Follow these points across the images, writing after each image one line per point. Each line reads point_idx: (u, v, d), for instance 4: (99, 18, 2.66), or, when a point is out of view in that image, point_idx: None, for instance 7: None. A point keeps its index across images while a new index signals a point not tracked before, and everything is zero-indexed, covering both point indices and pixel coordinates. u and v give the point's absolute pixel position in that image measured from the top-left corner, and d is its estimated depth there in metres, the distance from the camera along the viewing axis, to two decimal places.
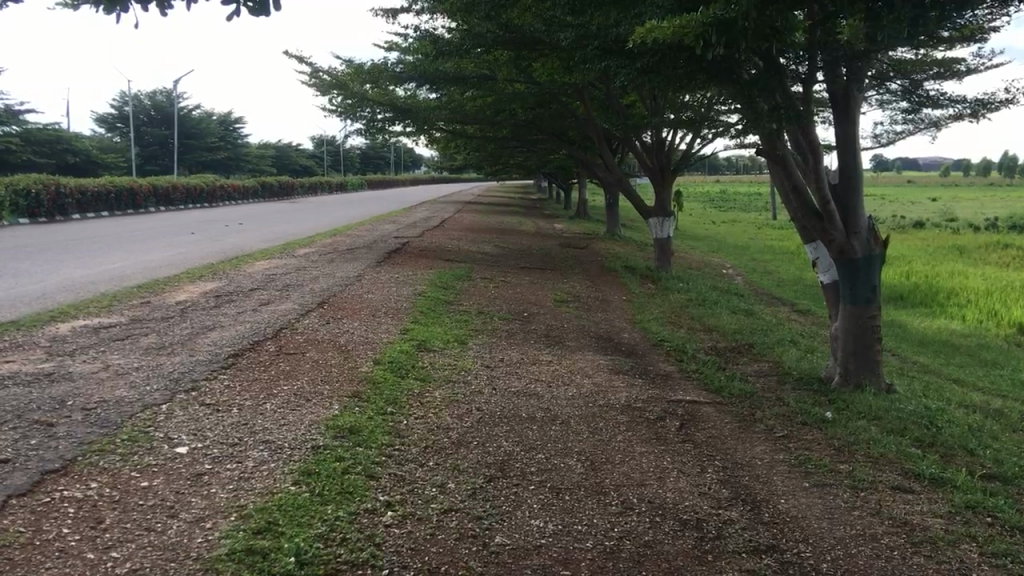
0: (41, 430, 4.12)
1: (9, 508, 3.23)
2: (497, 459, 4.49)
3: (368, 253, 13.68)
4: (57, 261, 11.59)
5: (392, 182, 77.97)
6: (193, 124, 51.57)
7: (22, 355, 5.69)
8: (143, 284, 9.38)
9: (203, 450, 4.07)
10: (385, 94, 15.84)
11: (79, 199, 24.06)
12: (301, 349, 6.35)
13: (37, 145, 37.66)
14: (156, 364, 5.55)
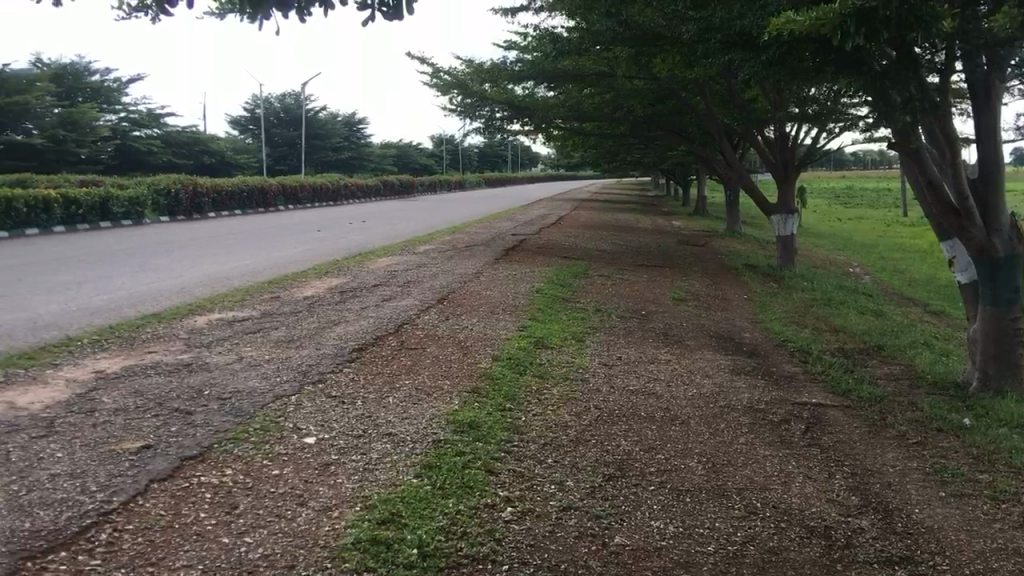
0: (180, 418, 4.32)
1: (152, 492, 3.40)
2: (616, 458, 4.45)
3: (487, 250, 13.84)
4: (197, 257, 12.17)
5: (510, 179, 78.50)
6: (321, 124, 53.38)
7: (164, 345, 5.99)
8: (273, 279, 9.71)
9: (330, 441, 4.19)
10: (504, 92, 15.97)
11: (215, 198, 25.20)
12: (421, 344, 6.47)
13: (176, 147, 39.72)
14: (285, 357, 5.76)
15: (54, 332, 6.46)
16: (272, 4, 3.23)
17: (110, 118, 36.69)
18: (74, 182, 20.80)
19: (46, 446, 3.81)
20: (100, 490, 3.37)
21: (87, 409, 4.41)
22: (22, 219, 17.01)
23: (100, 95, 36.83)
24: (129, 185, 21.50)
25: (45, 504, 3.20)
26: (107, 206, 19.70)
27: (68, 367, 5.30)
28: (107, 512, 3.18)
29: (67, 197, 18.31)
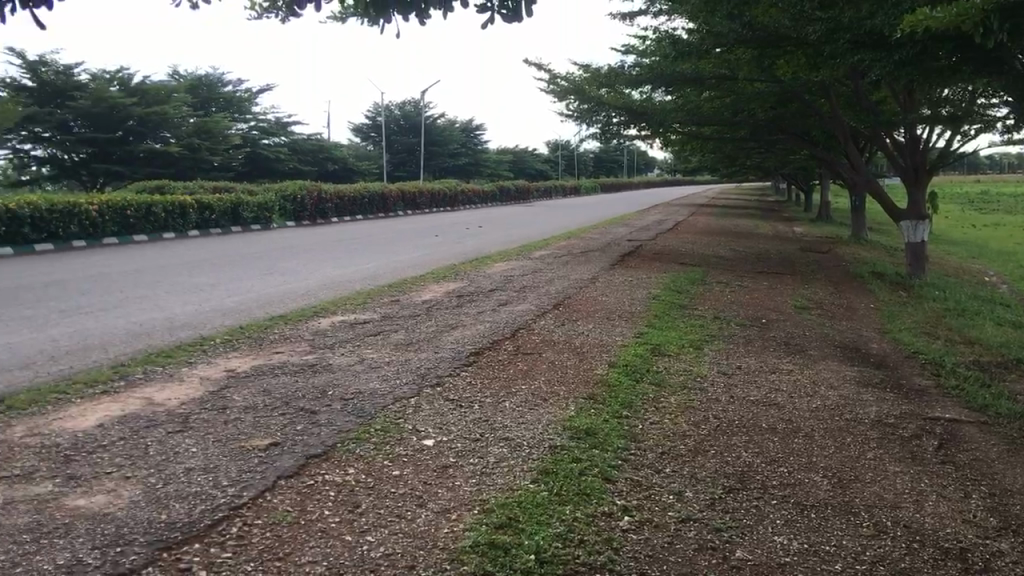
0: (306, 417, 4.45)
1: (278, 489, 3.50)
2: (736, 470, 4.35)
3: (603, 255, 13.77)
4: (322, 261, 12.56)
5: (626, 184, 77.95)
6: (439, 131, 54.32)
7: (291, 346, 6.20)
8: (394, 283, 9.91)
9: (448, 443, 4.24)
10: (621, 97, 15.87)
11: (338, 203, 25.94)
12: (537, 349, 6.47)
13: (302, 154, 41.08)
14: (404, 360, 5.85)
15: (188, 332, 6.76)
16: (393, 7, 3.41)
17: (241, 126, 38.27)
18: (208, 188, 21.76)
19: (182, 441, 3.98)
20: (230, 485, 3.50)
21: (219, 406, 4.59)
22: (160, 223, 17.89)
23: (232, 105, 38.46)
24: (258, 192, 22.35)
25: (181, 497, 3.34)
26: (237, 211, 20.53)
27: (202, 366, 5.53)
28: (238, 506, 3.31)
29: (201, 203, 19.18)
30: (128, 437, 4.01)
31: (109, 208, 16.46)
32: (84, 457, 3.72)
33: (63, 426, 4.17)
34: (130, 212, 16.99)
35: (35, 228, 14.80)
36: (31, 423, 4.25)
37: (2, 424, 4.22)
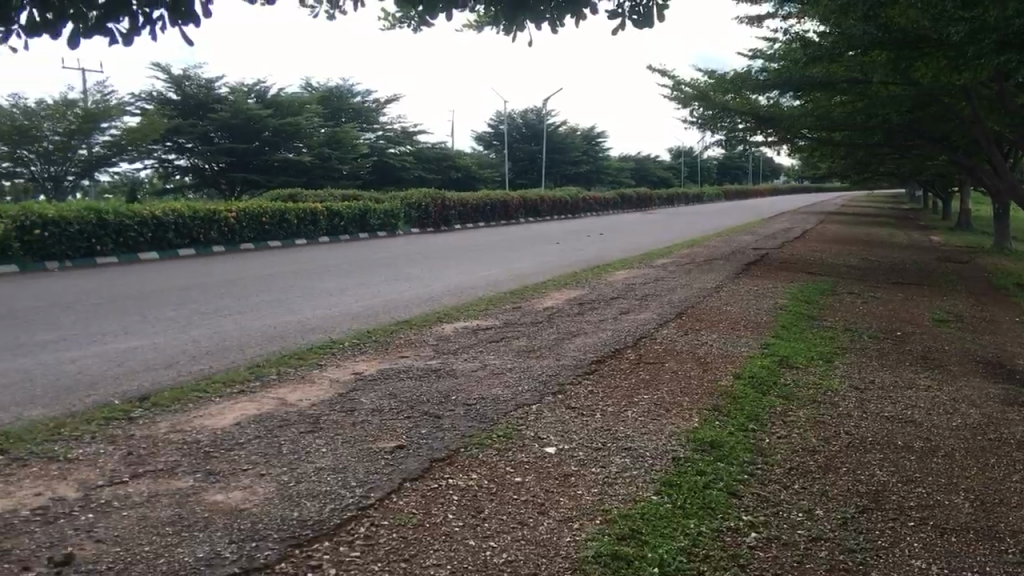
0: (430, 421, 4.52)
1: (404, 491, 3.57)
2: (870, 489, 4.17)
3: (727, 264, 13.48)
4: (447, 267, 12.77)
5: (751, 192, 76.21)
6: (561, 139, 54.48)
7: (416, 351, 6.31)
8: (515, 290, 9.97)
9: (570, 452, 4.23)
10: (747, 103, 15.53)
11: (461, 211, 26.34)
12: (660, 359, 6.38)
13: (427, 163, 41.91)
14: (527, 367, 5.87)
15: (319, 335, 6.99)
16: (525, 15, 3.57)
17: (369, 136, 39.38)
18: (337, 196, 22.46)
19: (313, 441, 4.10)
20: (358, 485, 3.59)
21: (348, 408, 4.72)
22: (293, 229, 18.56)
23: (360, 115, 39.63)
24: (385, 199, 22.93)
25: (312, 496, 3.44)
26: (365, 218, 21.10)
27: (332, 369, 5.70)
28: (365, 506, 3.38)
29: (330, 210, 19.80)
30: (263, 436, 4.17)
31: (245, 215, 17.20)
32: (223, 454, 3.89)
33: (204, 424, 4.36)
34: (265, 219, 17.70)
35: (179, 234, 15.60)
36: (174, 419, 4.47)
37: (148, 420, 4.45)
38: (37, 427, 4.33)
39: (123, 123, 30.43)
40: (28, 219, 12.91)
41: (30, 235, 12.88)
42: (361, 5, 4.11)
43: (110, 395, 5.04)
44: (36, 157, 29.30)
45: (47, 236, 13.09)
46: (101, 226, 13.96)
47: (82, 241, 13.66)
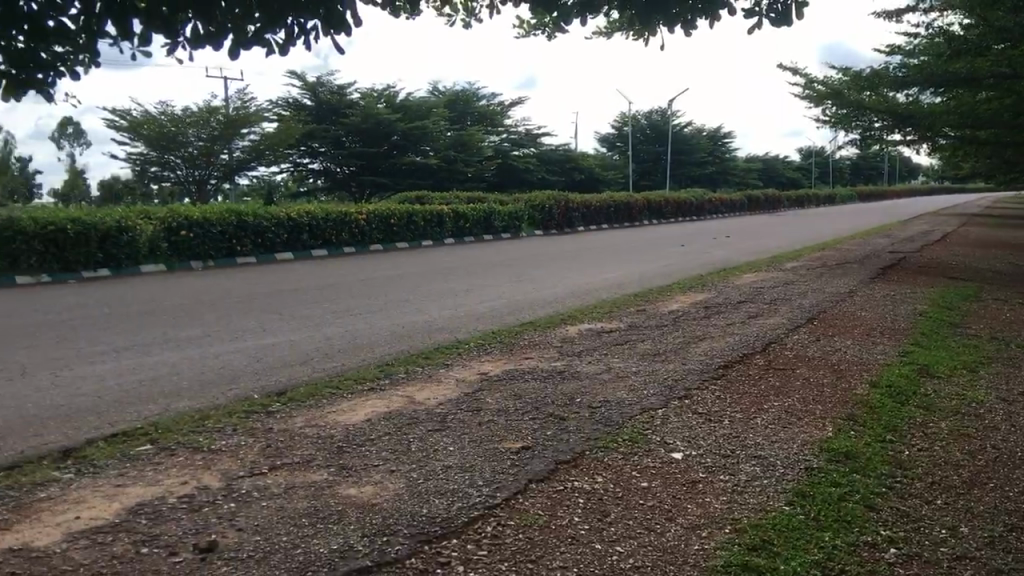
0: (555, 423, 4.52)
1: (530, 492, 3.58)
2: (1020, 507, 3.92)
3: (861, 268, 12.99)
4: (571, 269, 12.79)
5: (886, 193, 73.22)
6: (686, 139, 53.76)
7: (540, 352, 6.33)
8: (640, 293, 9.88)
9: (698, 458, 4.15)
10: (884, 100, 14.93)
11: (584, 213, 26.31)
12: (791, 365, 6.20)
13: (551, 165, 42.05)
14: (652, 370, 5.79)
15: (445, 335, 7.11)
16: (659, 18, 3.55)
17: (494, 138, 39.84)
18: (463, 198, 22.82)
19: (441, 440, 4.17)
20: (485, 485, 3.62)
21: (474, 408, 4.77)
22: (420, 231, 18.97)
23: (486, 118, 40.13)
24: (509, 201, 23.14)
25: (440, 493, 3.50)
26: (489, 220, 21.36)
27: (458, 368, 5.77)
28: (492, 506, 3.41)
29: (456, 212, 20.13)
30: (392, 433, 4.26)
31: (375, 217, 17.68)
32: (354, 449, 3.99)
33: (337, 419, 4.49)
34: (394, 221, 18.14)
35: (313, 235, 16.16)
36: (309, 414, 4.62)
37: (285, 414, 4.62)
38: (182, 419, 4.56)
39: (261, 128, 31.80)
40: (175, 220, 13.65)
41: (177, 236, 13.62)
42: (497, 14, 4.18)
43: (250, 389, 5.26)
44: (182, 162, 31.07)
45: (192, 237, 13.81)
46: (241, 227, 14.62)
47: (223, 241, 14.33)
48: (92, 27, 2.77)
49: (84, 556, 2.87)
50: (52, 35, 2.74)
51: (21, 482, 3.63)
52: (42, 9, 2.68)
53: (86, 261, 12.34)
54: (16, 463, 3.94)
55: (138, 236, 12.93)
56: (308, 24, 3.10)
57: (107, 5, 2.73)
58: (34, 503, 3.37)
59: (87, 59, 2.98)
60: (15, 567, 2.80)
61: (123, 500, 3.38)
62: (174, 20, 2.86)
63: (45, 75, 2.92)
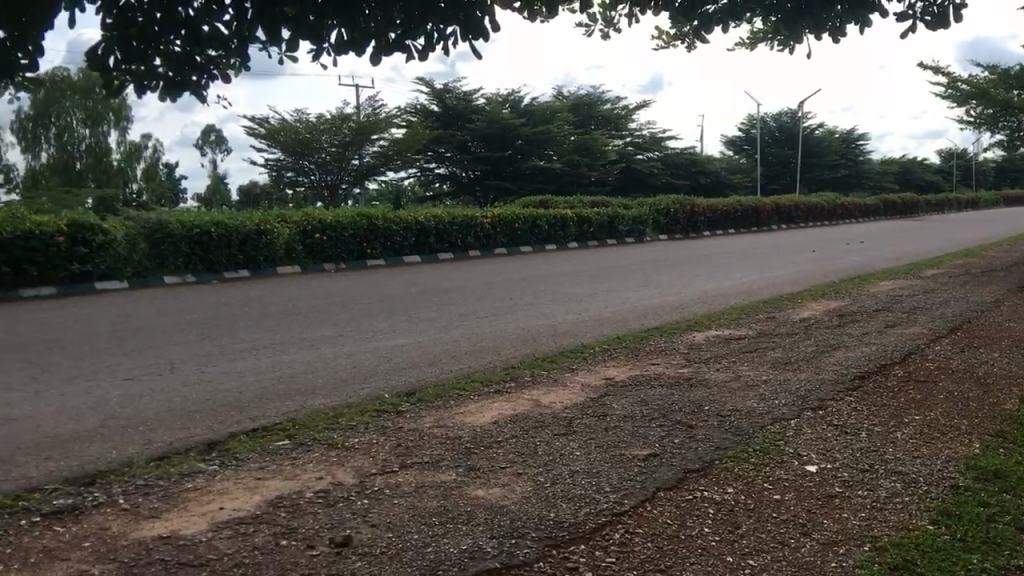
0: (683, 431, 4.45)
1: (658, 500, 3.53)
2: None
3: (1009, 276, 12.29)
4: (698, 274, 12.59)
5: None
6: (817, 142, 52.16)
7: (667, 359, 6.25)
8: (769, 299, 9.63)
9: (833, 472, 4.00)
10: None
11: (710, 217, 25.85)
12: (933, 377, 5.90)
13: (676, 169, 41.51)
14: (783, 379, 5.63)
15: (570, 339, 7.10)
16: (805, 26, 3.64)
17: (618, 142, 39.65)
18: (587, 202, 22.79)
19: (567, 444, 4.17)
20: (613, 491, 3.59)
21: (600, 413, 4.75)
22: (544, 235, 19.06)
23: (610, 122, 39.99)
24: (633, 205, 22.98)
25: (568, 498, 3.49)
26: (613, 224, 21.27)
27: (584, 373, 5.76)
28: (621, 513, 3.38)
29: (580, 216, 20.14)
30: (519, 436, 4.29)
31: (500, 221, 17.87)
32: (482, 451, 4.04)
33: (465, 421, 4.55)
34: (518, 225, 18.29)
35: (439, 238, 16.46)
36: (438, 414, 4.70)
37: (414, 414, 4.71)
38: (318, 416, 4.71)
39: (390, 134, 32.63)
40: (309, 224, 14.16)
41: (310, 239, 14.12)
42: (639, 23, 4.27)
43: (380, 388, 5.40)
44: (315, 167, 32.25)
45: (325, 240, 14.29)
46: (371, 230, 15.02)
47: (354, 244, 14.77)
48: (243, 33, 2.92)
49: (228, 545, 3.00)
50: (206, 39, 2.92)
51: (170, 472, 3.83)
52: (199, 14, 2.86)
53: (227, 263, 12.94)
54: (165, 453, 4.15)
55: (275, 238, 13.48)
56: (448, 30, 3.14)
57: (257, 11, 2.86)
58: (181, 492, 3.55)
59: (238, 63, 3.09)
60: (165, 553, 2.94)
61: (263, 492, 3.52)
62: (321, 27, 2.96)
63: (199, 77, 3.05)
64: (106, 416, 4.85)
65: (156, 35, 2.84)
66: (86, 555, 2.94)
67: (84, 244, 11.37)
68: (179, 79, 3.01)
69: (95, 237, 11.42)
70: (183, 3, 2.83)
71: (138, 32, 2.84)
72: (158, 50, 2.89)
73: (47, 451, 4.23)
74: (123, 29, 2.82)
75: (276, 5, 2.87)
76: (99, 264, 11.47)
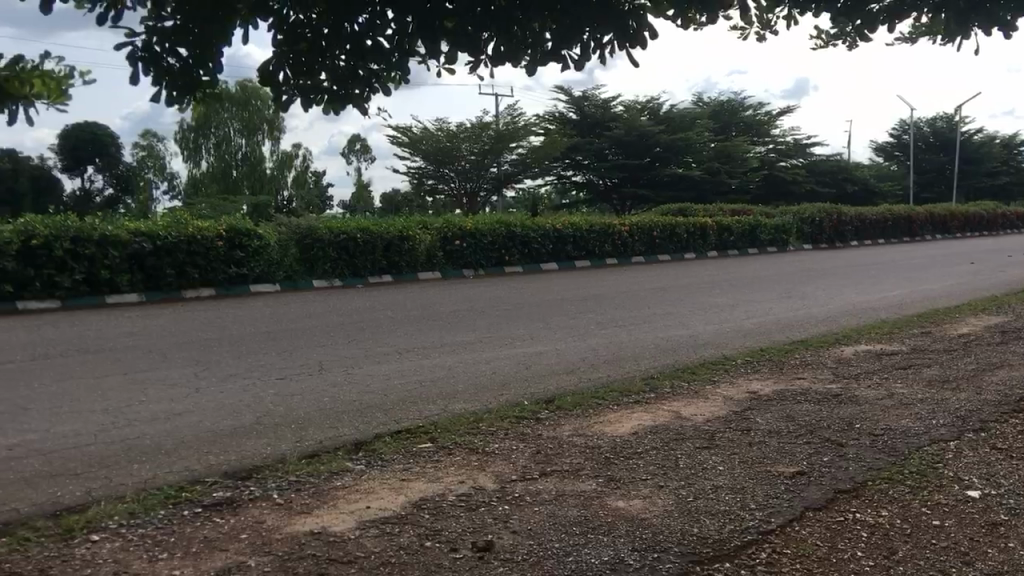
0: (833, 449, 4.27)
1: (806, 520, 3.40)
2: None
3: None
4: (845, 285, 12.11)
5: None
6: (976, 148, 49.37)
7: (813, 373, 6.02)
8: (924, 314, 9.15)
9: (998, 498, 3.75)
10: None
11: (859, 226, 24.83)
12: None
13: (822, 176, 40.11)
14: (942, 399, 5.31)
15: (712, 351, 6.94)
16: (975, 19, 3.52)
17: (761, 149, 38.63)
18: (728, 210, 22.32)
19: (710, 458, 4.07)
20: (759, 508, 3.48)
21: (744, 427, 4.62)
22: (684, 243, 18.78)
23: (752, 128, 39.06)
24: (776, 214, 22.35)
25: (711, 513, 3.40)
26: (755, 233, 20.74)
27: (726, 386, 5.62)
28: (767, 531, 3.27)
29: (720, 225, 19.74)
30: (659, 448, 4.22)
31: (638, 229, 17.72)
32: (622, 461, 3.99)
33: (604, 430, 4.52)
34: (657, 233, 18.11)
35: (577, 246, 16.46)
36: (578, 423, 4.68)
37: (554, 422, 4.71)
38: (460, 420, 4.77)
39: (528, 142, 32.91)
40: (451, 230, 14.43)
41: (452, 245, 14.39)
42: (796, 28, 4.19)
43: (520, 395, 5.43)
44: (455, 175, 32.88)
45: (465, 246, 14.53)
46: (509, 237, 15.18)
47: (493, 251, 14.95)
48: (403, 46, 2.99)
49: (375, 544, 3.07)
50: (369, 54, 2.99)
51: (320, 470, 3.96)
52: (363, 29, 2.94)
53: (372, 267, 13.34)
54: (316, 452, 4.29)
55: (417, 245, 13.82)
56: (604, 38, 3.13)
57: (418, 25, 2.91)
58: (330, 491, 3.66)
59: (399, 75, 3.15)
60: (316, 548, 3.04)
61: (407, 493, 3.59)
62: (478, 38, 3.00)
63: (362, 90, 3.13)
64: (261, 414, 5.07)
65: (322, 49, 2.98)
66: (242, 547, 3.07)
67: (241, 248, 11.98)
68: (343, 93, 3.12)
69: (251, 242, 12.00)
70: (348, 17, 2.92)
71: (306, 46, 2.98)
72: (324, 64, 3.02)
73: (207, 445, 4.45)
74: (293, 43, 2.98)
75: (435, 19, 2.92)
76: (254, 267, 12.07)
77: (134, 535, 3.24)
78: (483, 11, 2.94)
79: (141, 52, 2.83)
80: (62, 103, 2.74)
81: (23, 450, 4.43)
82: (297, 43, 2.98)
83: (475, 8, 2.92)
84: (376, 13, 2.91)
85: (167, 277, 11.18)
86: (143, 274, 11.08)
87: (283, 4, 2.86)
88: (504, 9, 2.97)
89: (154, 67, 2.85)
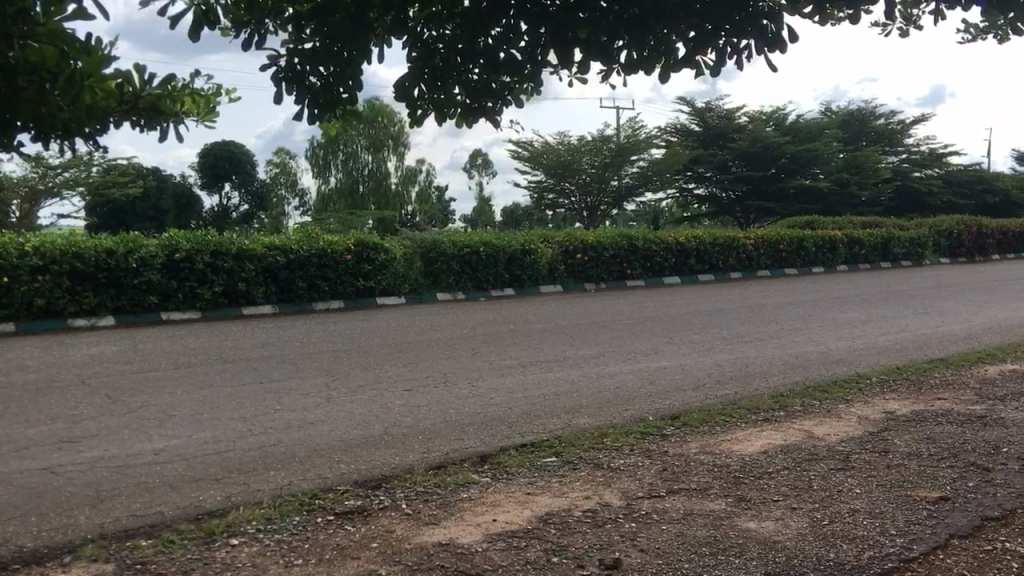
0: (978, 474, 4.03)
1: (951, 547, 3.22)
2: None
3: None
4: (986, 301, 11.47)
5: None
6: None
7: (955, 394, 5.69)
8: None
9: None
10: None
11: (1000, 239, 23.51)
12: None
13: None
14: None
15: (845, 368, 6.67)
16: None
17: (893, 159, 37.13)
18: (858, 223, 21.49)
19: (846, 480, 3.91)
20: (899, 535, 3.31)
21: (881, 449, 4.41)
22: (812, 257, 18.22)
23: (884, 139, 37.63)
24: (912, 226, 21.40)
25: (847, 538, 3.26)
26: (888, 248, 19.93)
27: (861, 405, 5.40)
28: (909, 559, 3.10)
29: (850, 238, 19.07)
30: (792, 468, 4.08)
31: (763, 243, 17.32)
32: (753, 481, 3.87)
33: (732, 449, 4.40)
34: (782, 246, 17.63)
35: (700, 259, 16.18)
36: (705, 440, 4.59)
37: (679, 438, 4.63)
38: (586, 435, 4.74)
39: (649, 154, 32.61)
40: (571, 245, 14.44)
41: (573, 259, 14.41)
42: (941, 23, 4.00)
43: (644, 411, 5.34)
44: (576, 189, 32.91)
45: (586, 260, 14.53)
46: (631, 251, 15.08)
47: (615, 265, 14.88)
48: (536, 57, 3.00)
49: (502, 557, 3.07)
50: (502, 67, 3.00)
51: (446, 481, 4.00)
52: (496, 42, 2.95)
53: (494, 280, 13.47)
54: (443, 463, 4.35)
55: (539, 258, 13.88)
56: (739, 42, 3.04)
57: (551, 36, 2.90)
58: (458, 502, 3.69)
59: (530, 86, 3.24)
60: (444, 560, 3.06)
61: (533, 507, 3.58)
62: (612, 47, 2.95)
63: (494, 103, 3.20)
64: (389, 424, 5.16)
65: (456, 64, 3.03)
66: (373, 556, 3.12)
67: (368, 262, 12.29)
68: (475, 105, 3.18)
69: (377, 256, 12.30)
70: (482, 32, 2.94)
71: (440, 61, 3.05)
72: (457, 78, 3.08)
73: (340, 455, 4.56)
74: (428, 59, 3.05)
75: (568, 29, 2.89)
76: (380, 281, 12.35)
77: (270, 540, 3.34)
78: (615, 19, 2.90)
79: (285, 71, 2.93)
80: (210, 122, 2.82)
81: (166, 454, 4.65)
82: (430, 59, 3.05)
83: (608, 16, 2.88)
84: (509, 27, 2.93)
85: (299, 289, 11.58)
86: (276, 286, 11.51)
87: (417, 20, 2.98)
88: (640, 17, 2.89)
89: (298, 87, 2.95)
